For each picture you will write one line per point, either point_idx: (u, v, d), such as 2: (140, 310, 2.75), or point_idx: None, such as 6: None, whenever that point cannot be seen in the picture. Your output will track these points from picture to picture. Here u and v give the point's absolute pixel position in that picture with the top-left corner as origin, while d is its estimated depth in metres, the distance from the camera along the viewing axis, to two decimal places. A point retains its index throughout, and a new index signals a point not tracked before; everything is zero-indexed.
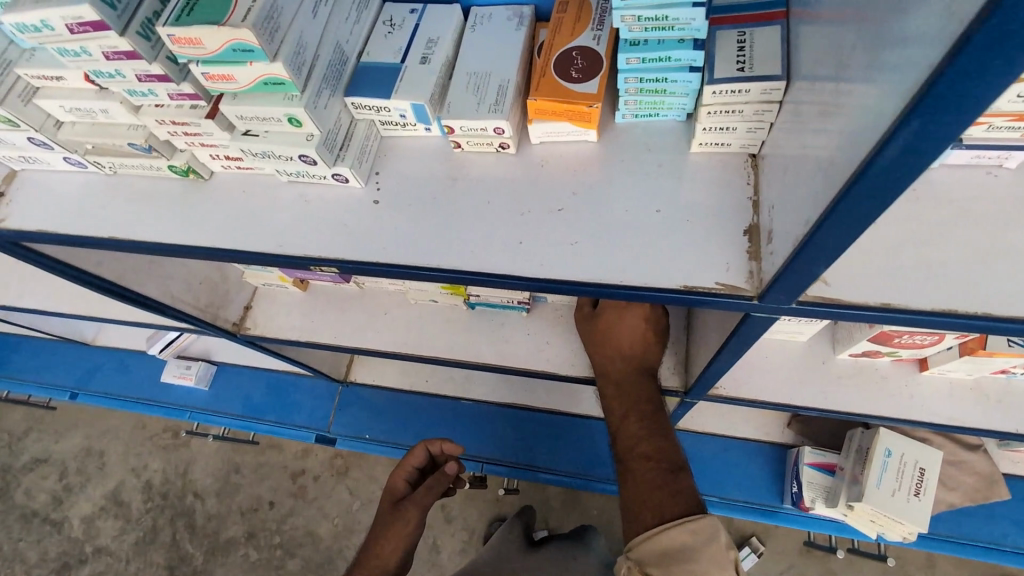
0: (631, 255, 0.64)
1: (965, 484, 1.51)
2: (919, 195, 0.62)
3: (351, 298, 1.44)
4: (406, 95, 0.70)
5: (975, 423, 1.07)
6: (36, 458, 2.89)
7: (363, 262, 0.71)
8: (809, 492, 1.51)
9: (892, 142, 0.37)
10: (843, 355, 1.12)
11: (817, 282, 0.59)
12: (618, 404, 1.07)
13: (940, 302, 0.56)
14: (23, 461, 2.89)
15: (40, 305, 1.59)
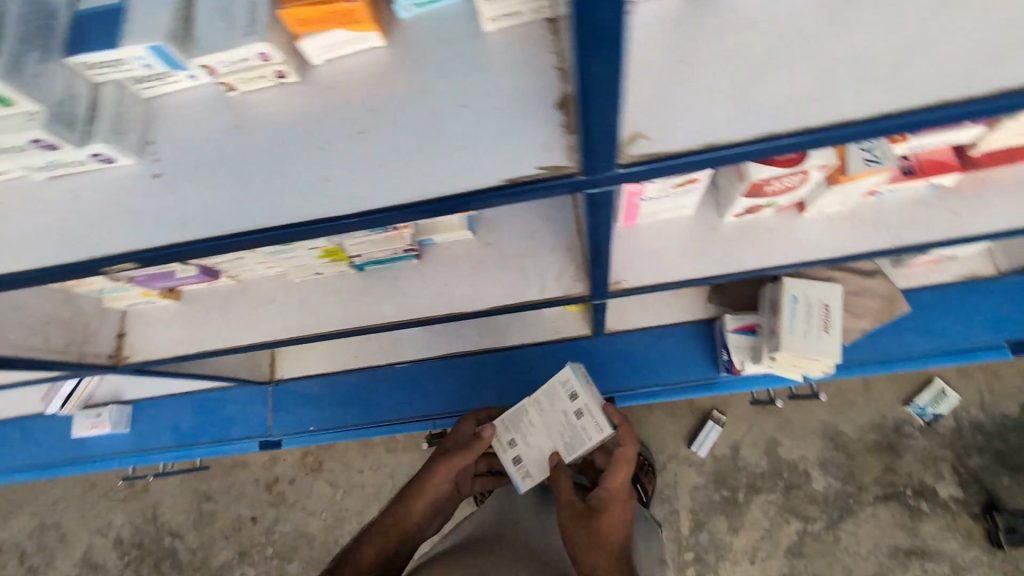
0: (447, 162, 0.57)
1: (870, 308, 1.62)
2: (724, 19, 0.58)
3: (232, 294, 1.32)
4: (138, 40, 0.57)
5: (856, 248, 1.10)
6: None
7: (156, 249, 0.61)
8: (737, 355, 1.55)
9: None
10: (728, 218, 1.13)
11: (639, 139, 0.55)
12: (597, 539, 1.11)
13: (752, 129, 0.54)
14: None
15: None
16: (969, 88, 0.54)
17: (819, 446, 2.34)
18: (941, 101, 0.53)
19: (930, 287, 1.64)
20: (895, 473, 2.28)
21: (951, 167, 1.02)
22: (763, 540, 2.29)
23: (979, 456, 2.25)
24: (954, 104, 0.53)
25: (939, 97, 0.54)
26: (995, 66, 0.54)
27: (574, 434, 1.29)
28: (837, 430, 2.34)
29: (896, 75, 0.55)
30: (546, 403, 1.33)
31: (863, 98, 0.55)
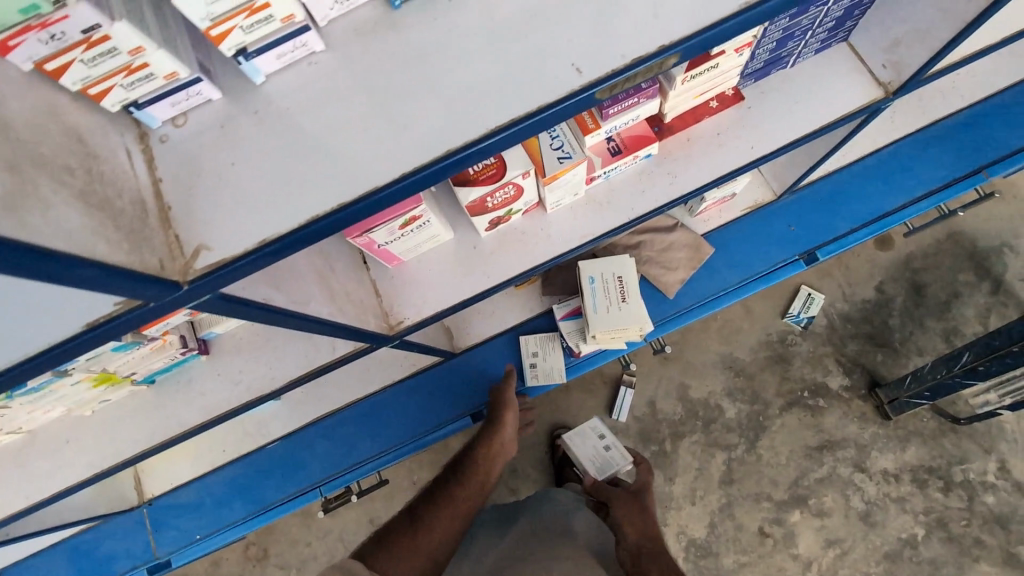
0: (9, 329, 0.52)
1: (681, 259, 1.75)
2: (263, 113, 0.59)
3: (25, 447, 1.24)
4: None
5: (600, 229, 1.18)
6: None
7: None
8: (571, 339, 1.63)
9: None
10: (483, 234, 1.17)
11: (204, 250, 0.55)
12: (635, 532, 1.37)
13: (301, 214, 0.56)
14: None
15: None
16: (487, 123, 0.56)
17: (722, 377, 2.31)
18: (465, 142, 0.56)
19: (729, 223, 1.78)
20: (791, 379, 2.28)
21: (650, 138, 1.11)
22: (697, 480, 2.24)
23: (855, 341, 2.27)
24: (479, 140, 0.57)
25: (464, 141, 0.56)
26: (505, 94, 0.57)
27: (604, 461, 1.83)
28: (732, 356, 2.32)
29: (423, 124, 0.57)
30: (583, 442, 1.90)
31: (401, 155, 0.57)
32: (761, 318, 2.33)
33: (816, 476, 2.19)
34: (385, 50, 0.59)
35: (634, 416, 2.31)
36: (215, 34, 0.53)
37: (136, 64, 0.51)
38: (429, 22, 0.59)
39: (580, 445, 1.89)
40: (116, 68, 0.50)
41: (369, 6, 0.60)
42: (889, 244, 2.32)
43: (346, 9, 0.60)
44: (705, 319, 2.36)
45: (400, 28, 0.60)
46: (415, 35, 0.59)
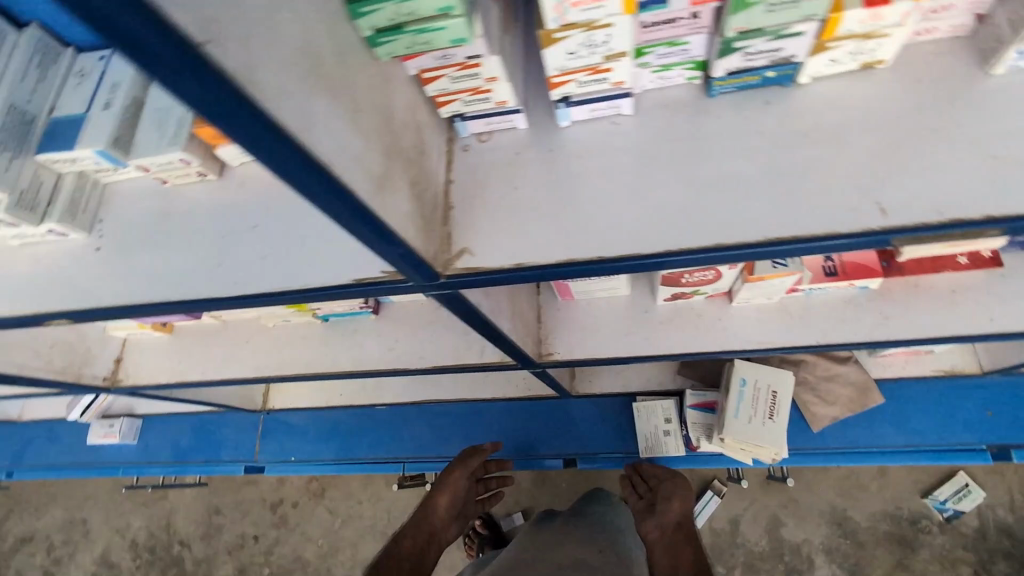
0: (311, 259, 0.66)
1: (841, 395, 1.59)
2: (556, 153, 0.65)
3: (216, 332, 1.47)
4: (87, 144, 0.71)
5: (784, 341, 1.11)
6: (20, 538, 2.89)
7: (91, 310, 0.74)
8: (693, 431, 1.55)
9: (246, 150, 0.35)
10: (660, 302, 1.17)
11: (466, 253, 0.62)
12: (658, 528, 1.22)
13: (560, 254, 0.60)
14: (9, 543, 2.89)
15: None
16: (766, 231, 0.55)
17: (827, 532, 2.04)
18: (741, 243, 0.55)
19: (909, 378, 1.59)
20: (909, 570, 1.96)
21: (873, 271, 1.03)
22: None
23: (1005, 561, 1.93)
24: (750, 245, 0.55)
25: (739, 239, 0.55)
26: (796, 209, 0.55)
27: (656, 442, 1.63)
28: (845, 513, 2.04)
29: (702, 210, 0.58)
30: (646, 413, 1.66)
31: (669, 233, 0.58)
32: (898, 490, 2.03)
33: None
34: (691, 130, 0.62)
35: (711, 527, 2.11)
36: (553, 82, 0.58)
37: (483, 89, 0.59)
38: (744, 115, 0.61)
39: (643, 416, 1.66)
40: (467, 88, 0.59)
41: (686, 86, 0.63)
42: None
43: (665, 83, 0.63)
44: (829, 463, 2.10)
45: (711, 115, 0.62)
46: (721, 126, 0.61)
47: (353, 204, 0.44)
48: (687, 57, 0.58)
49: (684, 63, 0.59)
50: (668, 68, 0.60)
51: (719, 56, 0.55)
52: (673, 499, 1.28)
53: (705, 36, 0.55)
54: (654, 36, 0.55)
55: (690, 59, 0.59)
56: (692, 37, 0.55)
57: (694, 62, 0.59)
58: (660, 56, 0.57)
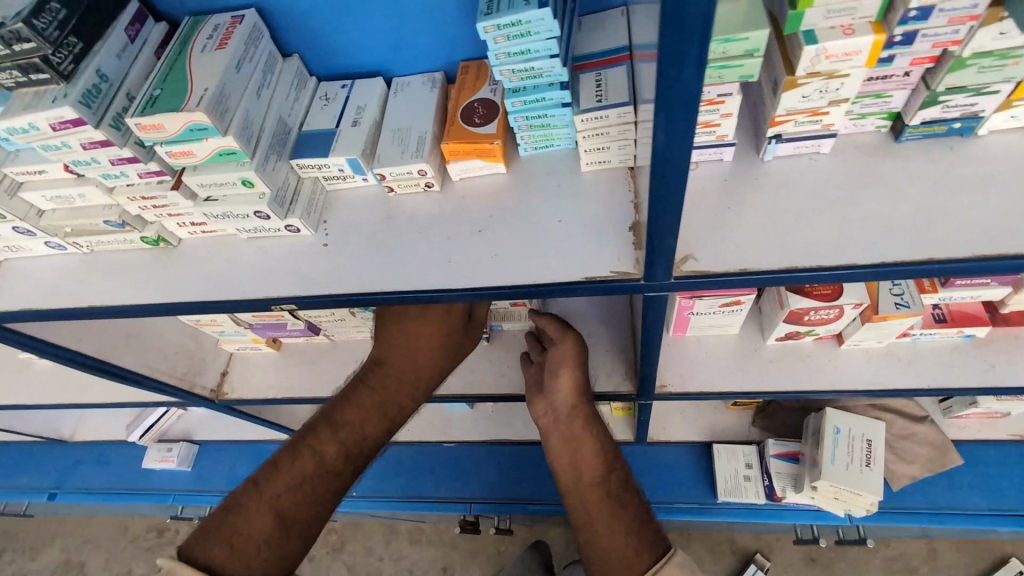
0: (540, 260, 0.77)
1: (919, 455, 1.59)
2: (761, 181, 0.76)
3: (325, 351, 1.52)
4: (341, 153, 0.83)
5: (895, 384, 1.18)
6: None
7: (318, 296, 0.82)
8: (778, 481, 1.55)
9: (657, 128, 0.50)
10: (770, 341, 1.24)
11: (690, 259, 0.72)
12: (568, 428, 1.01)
13: (783, 261, 0.69)
14: None
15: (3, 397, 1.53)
16: (972, 250, 0.65)
17: None
18: (946, 257, 0.65)
19: (983, 442, 1.63)
20: None
21: (982, 320, 1.12)
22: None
23: None
24: (958, 260, 0.65)
25: (947, 255, 0.65)
26: (997, 234, 0.65)
27: (737, 487, 1.66)
28: None
29: (909, 230, 0.68)
30: (725, 457, 1.70)
31: (878, 249, 0.68)
32: None
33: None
34: (882, 167, 0.74)
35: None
36: (776, 121, 0.70)
37: (714, 123, 0.70)
38: (930, 159, 0.73)
39: (723, 460, 1.69)
40: (701, 121, 0.70)
41: (873, 132, 0.76)
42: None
43: (857, 129, 0.76)
44: (881, 543, 2.06)
45: (900, 157, 0.74)
46: (910, 166, 0.73)
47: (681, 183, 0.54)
48: (885, 107, 0.70)
49: (880, 113, 0.71)
50: (865, 117, 0.72)
51: (922, 107, 0.67)
52: (563, 375, 1.03)
53: (907, 91, 0.68)
54: (869, 88, 0.67)
55: (885, 110, 0.71)
56: (897, 91, 0.68)
57: (888, 112, 0.71)
58: (864, 106, 0.70)
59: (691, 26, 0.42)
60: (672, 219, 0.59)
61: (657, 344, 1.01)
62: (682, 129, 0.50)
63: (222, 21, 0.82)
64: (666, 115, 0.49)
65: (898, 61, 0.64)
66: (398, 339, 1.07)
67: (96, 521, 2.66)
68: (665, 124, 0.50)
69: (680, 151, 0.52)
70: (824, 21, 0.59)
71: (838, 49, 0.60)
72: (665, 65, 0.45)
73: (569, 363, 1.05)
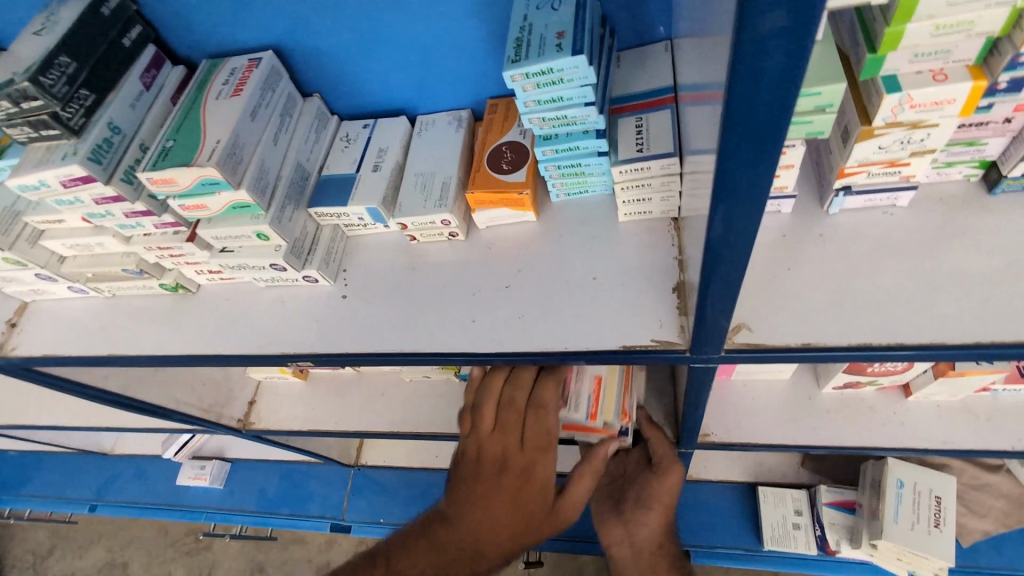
0: (570, 324, 0.69)
1: (995, 508, 1.43)
2: (826, 237, 0.67)
3: (350, 382, 1.48)
4: (360, 202, 0.78)
5: (972, 444, 1.05)
6: None
7: (333, 354, 0.77)
8: (832, 533, 1.43)
9: (715, 217, 0.43)
10: (826, 389, 1.13)
11: (742, 329, 0.63)
12: (650, 562, 1.06)
13: (853, 336, 0.60)
14: None
15: (39, 421, 1.56)
16: None
17: None
18: None
19: None
20: None
21: None
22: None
23: None
24: None
25: None
26: None
27: (785, 535, 1.53)
28: None
29: (1012, 303, 0.57)
30: (772, 502, 1.58)
31: (973, 325, 0.57)
32: None
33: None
34: (975, 224, 0.63)
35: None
36: (845, 172, 0.61)
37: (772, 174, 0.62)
38: None
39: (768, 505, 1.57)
40: None
41: (961, 182, 0.66)
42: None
43: (940, 179, 0.66)
44: None
45: (994, 212, 0.63)
46: (1008, 223, 0.62)
47: (740, 257, 0.46)
48: (977, 155, 0.60)
49: (970, 161, 0.61)
50: (951, 165, 0.62)
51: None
52: (655, 509, 1.05)
53: (1004, 139, 0.58)
54: (961, 135, 0.58)
55: (977, 158, 0.61)
56: (993, 139, 0.58)
57: (981, 160, 0.61)
58: (952, 154, 0.60)
59: (759, 125, 0.35)
60: (725, 293, 0.51)
61: (705, 404, 0.93)
62: (745, 216, 0.42)
63: (240, 65, 0.79)
64: (726, 206, 0.42)
65: (998, 108, 0.54)
66: (468, 492, 0.86)
67: (137, 526, 2.70)
68: (725, 213, 0.42)
69: (742, 236, 0.44)
70: (908, 65, 0.50)
71: (926, 98, 0.51)
72: (724, 159, 0.38)
73: (662, 498, 1.05)
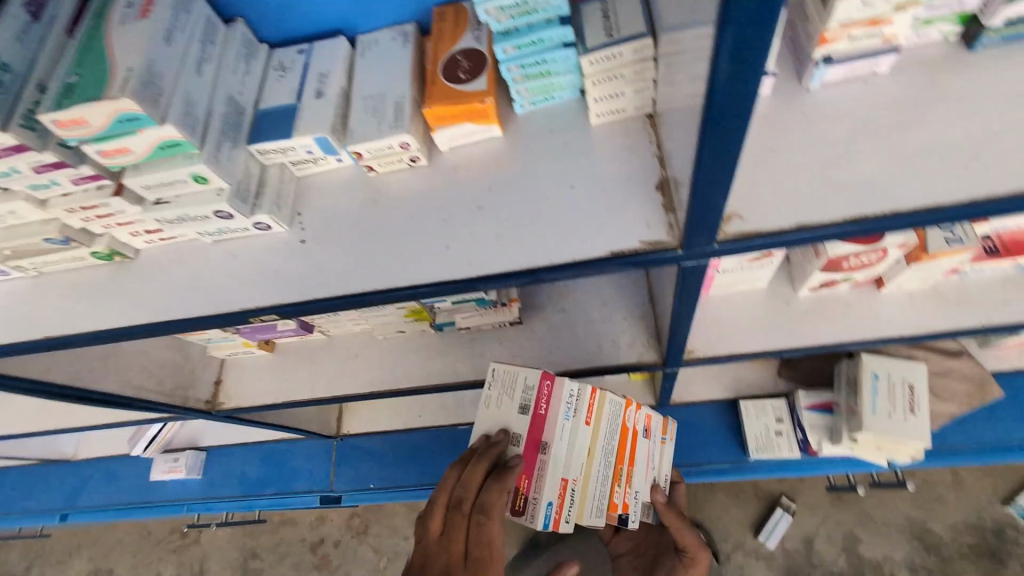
0: (551, 237, 0.65)
1: (959, 391, 1.51)
2: (809, 114, 0.64)
3: (321, 348, 1.42)
4: (307, 132, 0.70)
5: (943, 327, 1.08)
6: None
7: (299, 303, 0.71)
8: (813, 434, 1.49)
9: (720, 56, 0.38)
10: (803, 292, 1.14)
11: (734, 218, 0.60)
12: None
13: (847, 210, 0.57)
14: None
15: None
16: None
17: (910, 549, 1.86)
18: None
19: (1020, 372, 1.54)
20: None
21: None
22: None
23: None
24: None
25: None
26: None
27: (768, 443, 1.59)
28: (926, 528, 1.87)
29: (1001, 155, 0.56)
30: (753, 413, 1.63)
31: (964, 181, 0.55)
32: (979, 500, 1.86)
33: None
34: (956, 83, 0.61)
35: (784, 547, 1.92)
36: (827, 38, 0.60)
37: None
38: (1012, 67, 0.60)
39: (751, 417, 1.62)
40: None
41: (939, 43, 0.64)
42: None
43: (920, 40, 0.65)
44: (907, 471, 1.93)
45: (974, 68, 0.61)
46: (989, 78, 0.60)
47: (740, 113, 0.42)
48: (958, 8, 0.60)
49: (949, 17, 0.61)
50: (930, 23, 0.62)
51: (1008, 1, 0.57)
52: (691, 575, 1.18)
53: None
54: None
55: (957, 12, 0.61)
56: None
57: (960, 15, 0.61)
58: (933, 9, 0.60)
59: None
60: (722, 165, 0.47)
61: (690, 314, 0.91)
62: (748, 59, 0.38)
63: None
64: (733, 40, 0.37)
65: None
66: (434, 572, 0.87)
67: (118, 530, 2.60)
68: (731, 53, 0.38)
69: (745, 85, 0.40)
70: None
71: None
72: None
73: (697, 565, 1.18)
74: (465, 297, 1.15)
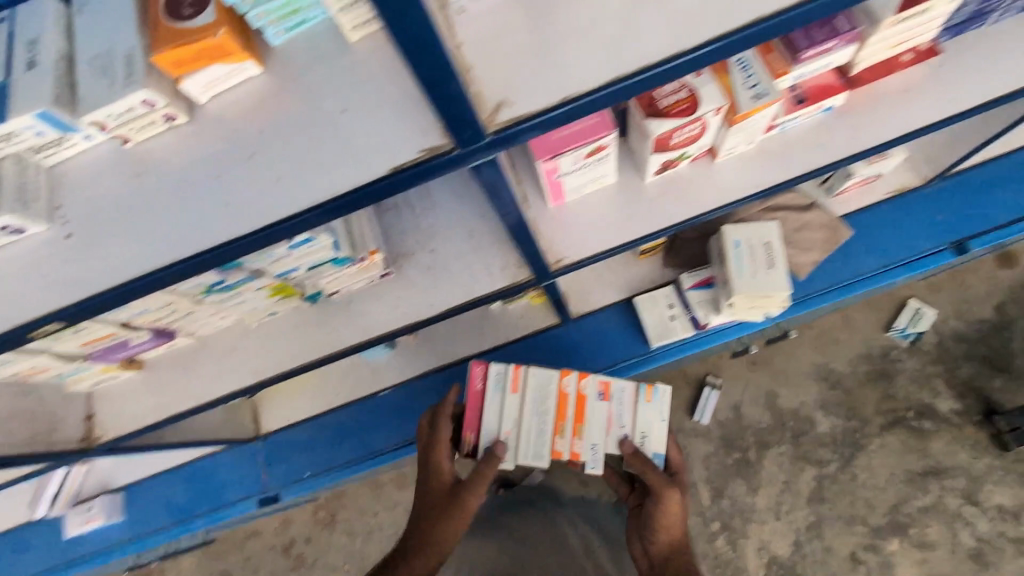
0: (331, 167, 0.62)
1: (817, 239, 1.64)
2: None
3: (193, 352, 1.32)
4: (23, 110, 0.60)
5: (772, 179, 1.16)
6: None
7: (80, 301, 0.64)
8: (700, 310, 1.59)
9: None
10: (650, 177, 1.17)
11: (504, 106, 0.61)
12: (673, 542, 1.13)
13: (599, 77, 0.60)
14: None
15: None
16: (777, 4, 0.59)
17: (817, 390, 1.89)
18: (754, 20, 0.59)
19: (864, 210, 1.69)
20: (894, 396, 1.86)
21: (837, 87, 1.08)
22: (783, 494, 1.85)
23: (970, 363, 1.85)
24: (770, 17, 0.59)
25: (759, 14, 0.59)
26: None
27: (666, 329, 1.68)
28: (829, 367, 1.90)
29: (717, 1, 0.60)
30: (648, 306, 1.70)
31: (686, 31, 0.60)
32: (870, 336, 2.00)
33: (919, 504, 1.79)
34: None
35: (718, 419, 1.92)
36: None
37: None
38: None
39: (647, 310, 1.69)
40: None
41: None
42: (1012, 261, 1.89)
43: None
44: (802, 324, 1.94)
45: None
46: None
47: None
48: None
49: None
50: None
51: None
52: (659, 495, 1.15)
53: None
54: None
55: None
56: None
57: None
58: None
59: None
60: None
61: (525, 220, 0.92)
62: None
63: None
64: None
65: None
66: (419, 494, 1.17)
67: None
68: None
69: None
70: None
71: None
72: None
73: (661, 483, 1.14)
74: (317, 260, 1.09)
